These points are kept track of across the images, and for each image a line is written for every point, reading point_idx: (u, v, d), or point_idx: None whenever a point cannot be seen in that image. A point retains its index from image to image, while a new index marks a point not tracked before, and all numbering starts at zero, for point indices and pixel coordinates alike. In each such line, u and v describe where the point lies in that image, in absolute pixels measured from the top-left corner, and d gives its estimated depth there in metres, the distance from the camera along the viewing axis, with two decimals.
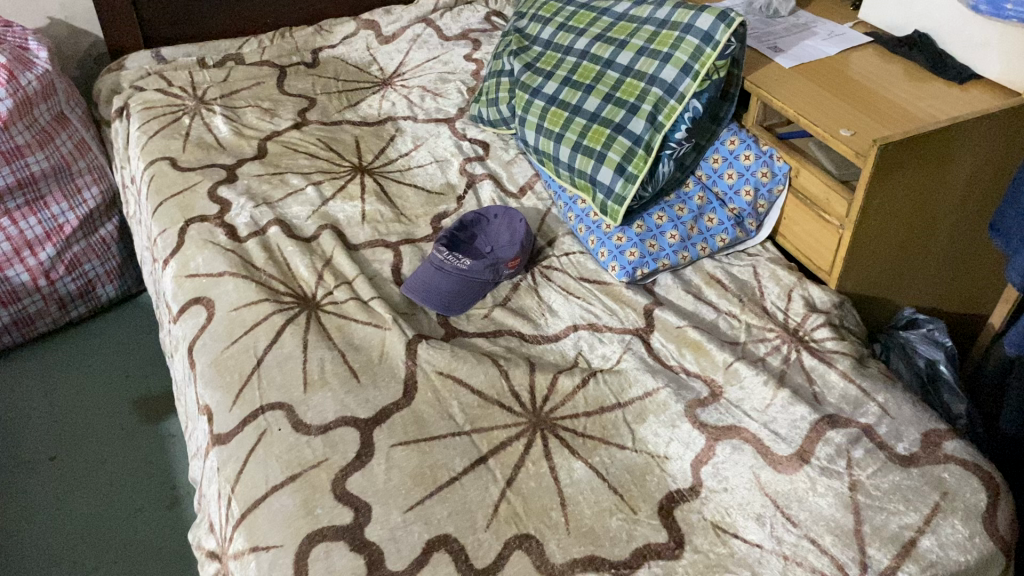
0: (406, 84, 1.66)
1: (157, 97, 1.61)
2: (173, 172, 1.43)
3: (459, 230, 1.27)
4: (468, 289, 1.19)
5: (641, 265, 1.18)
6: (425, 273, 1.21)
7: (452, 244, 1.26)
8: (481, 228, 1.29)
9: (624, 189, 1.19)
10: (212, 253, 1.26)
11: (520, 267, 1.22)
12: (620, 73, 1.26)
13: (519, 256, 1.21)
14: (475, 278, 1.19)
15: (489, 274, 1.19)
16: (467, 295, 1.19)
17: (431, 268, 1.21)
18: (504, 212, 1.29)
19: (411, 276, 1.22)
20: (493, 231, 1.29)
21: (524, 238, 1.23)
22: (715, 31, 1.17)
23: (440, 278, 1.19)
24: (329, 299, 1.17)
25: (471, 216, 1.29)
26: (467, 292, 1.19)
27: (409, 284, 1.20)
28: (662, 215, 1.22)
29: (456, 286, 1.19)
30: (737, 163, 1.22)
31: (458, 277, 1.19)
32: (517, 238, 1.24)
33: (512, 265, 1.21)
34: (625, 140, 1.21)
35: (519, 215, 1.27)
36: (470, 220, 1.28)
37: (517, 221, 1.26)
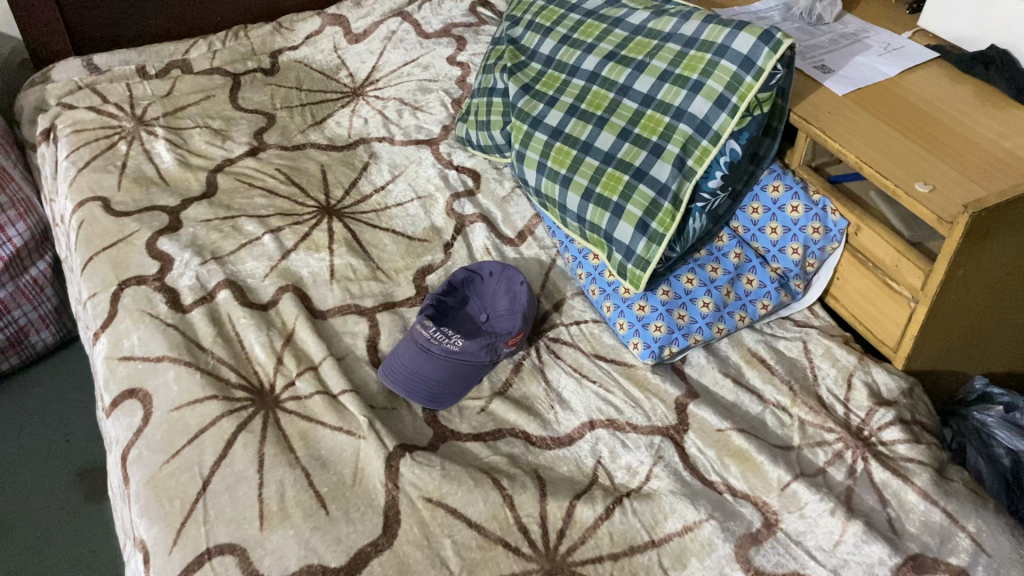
0: (380, 95, 1.43)
1: (89, 117, 1.37)
2: (105, 217, 1.20)
3: (447, 294, 1.06)
4: (460, 375, 0.98)
5: (669, 343, 0.98)
6: (406, 354, 0.99)
7: (440, 312, 1.04)
8: (473, 289, 1.08)
9: (647, 250, 0.98)
10: (149, 330, 1.04)
11: (523, 342, 1.01)
12: (638, 102, 1.04)
13: (521, 331, 1.00)
14: (468, 361, 0.98)
15: (485, 355, 0.98)
16: (460, 383, 0.98)
17: (415, 348, 0.99)
18: (500, 268, 1.07)
19: (390, 357, 1.01)
20: (488, 292, 1.07)
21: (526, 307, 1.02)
22: (757, 56, 0.96)
23: (425, 363, 0.98)
24: (290, 393, 0.97)
25: (461, 274, 1.07)
26: (459, 378, 0.98)
27: (388, 370, 0.99)
28: (692, 277, 1.02)
29: (445, 372, 0.97)
30: (781, 215, 1.02)
31: (448, 361, 0.98)
32: (518, 306, 1.03)
33: (513, 342, 0.99)
34: (647, 189, 0.99)
35: (519, 273, 1.06)
36: (459, 281, 1.07)
37: (517, 283, 1.05)
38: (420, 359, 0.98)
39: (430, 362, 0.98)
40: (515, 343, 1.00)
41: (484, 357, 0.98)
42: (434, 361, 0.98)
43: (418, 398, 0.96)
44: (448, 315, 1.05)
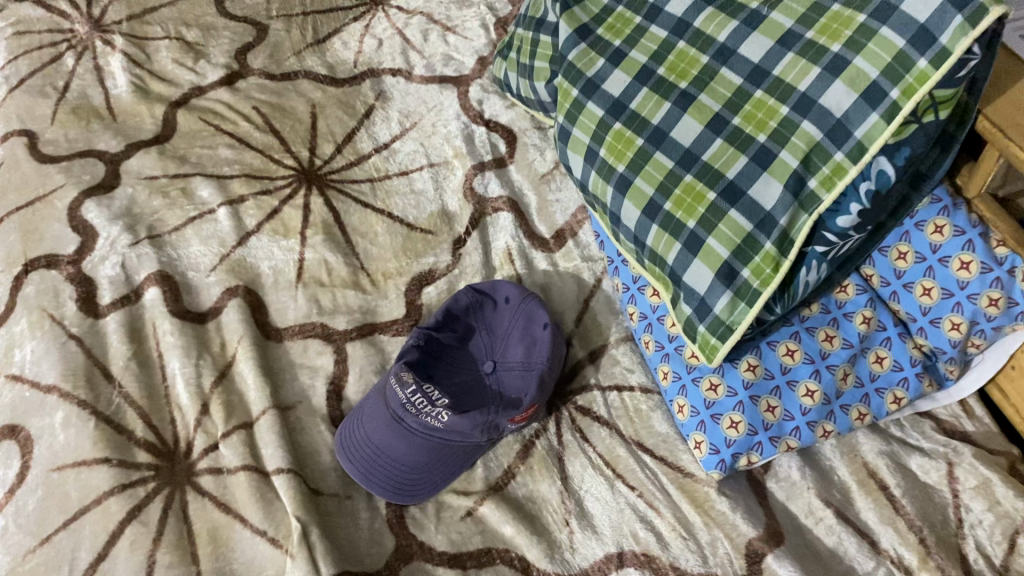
0: (405, 4, 1.08)
1: (34, 14, 1.07)
2: (28, 161, 0.91)
3: (441, 327, 0.76)
4: (443, 458, 0.70)
5: (748, 449, 0.67)
6: (369, 419, 0.71)
7: (428, 354, 0.75)
8: (480, 319, 0.78)
9: (729, 311, 0.66)
10: (46, 341, 0.77)
11: (538, 411, 0.72)
12: (744, 77, 0.68)
13: (534, 405, 0.70)
14: (455, 441, 0.69)
15: (479, 434, 0.69)
16: (442, 467, 0.70)
17: (385, 413, 0.71)
18: (519, 297, 0.76)
19: (351, 416, 0.74)
20: (500, 329, 0.78)
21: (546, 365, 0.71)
22: (941, 27, 0.60)
23: (394, 439, 0.69)
24: (209, 462, 0.71)
25: (463, 300, 0.77)
26: (441, 462, 0.70)
27: (345, 439, 0.72)
28: (793, 348, 0.69)
29: (420, 454, 0.69)
30: (941, 271, 0.67)
31: (428, 440, 0.69)
32: (538, 359, 0.73)
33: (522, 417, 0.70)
34: (739, 216, 0.66)
35: (544, 308, 0.75)
36: (461, 308, 0.77)
37: (539, 324, 0.74)
38: (387, 432, 0.69)
39: (401, 438, 0.69)
40: (526, 417, 0.70)
41: (478, 437, 0.69)
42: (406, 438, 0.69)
43: (381, 487, 0.70)
44: (439, 358, 0.76)
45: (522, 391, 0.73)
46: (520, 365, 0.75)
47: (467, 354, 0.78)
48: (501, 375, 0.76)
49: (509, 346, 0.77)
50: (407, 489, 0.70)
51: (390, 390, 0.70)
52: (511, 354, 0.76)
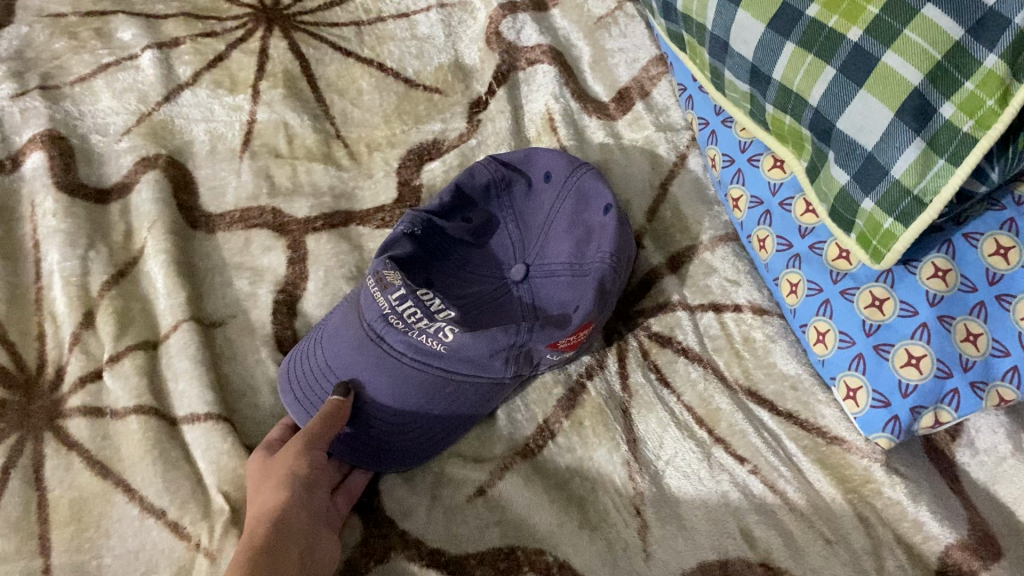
0: None
1: None
2: None
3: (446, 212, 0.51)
4: (440, 404, 0.44)
5: (936, 402, 0.42)
6: (329, 342, 0.45)
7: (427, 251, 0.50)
8: (506, 208, 0.53)
9: (917, 175, 0.40)
10: None
11: (593, 336, 0.47)
12: None
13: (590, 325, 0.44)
14: (463, 377, 0.44)
15: (502, 367, 0.44)
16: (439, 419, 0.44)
17: (354, 332, 0.44)
18: (566, 168, 0.50)
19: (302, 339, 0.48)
20: (537, 222, 0.52)
21: (608, 262, 0.46)
22: None
23: (364, 371, 0.43)
24: (86, 399, 0.46)
25: (480, 174, 0.51)
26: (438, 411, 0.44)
27: (289, 371, 0.46)
28: (1006, 244, 0.43)
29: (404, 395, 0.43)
30: None
31: (421, 374, 0.43)
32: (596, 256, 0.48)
33: (570, 343, 0.44)
34: (941, 15, 0.39)
35: (604, 182, 0.50)
36: (475, 187, 0.51)
37: (597, 207, 0.49)
38: (353, 361, 0.44)
39: (374, 371, 0.43)
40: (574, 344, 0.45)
41: (501, 371, 0.44)
42: (383, 371, 0.43)
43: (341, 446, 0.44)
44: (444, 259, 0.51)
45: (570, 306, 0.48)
46: (569, 269, 0.49)
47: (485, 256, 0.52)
48: (538, 285, 0.50)
49: (549, 244, 0.51)
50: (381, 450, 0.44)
51: (363, 294, 0.45)
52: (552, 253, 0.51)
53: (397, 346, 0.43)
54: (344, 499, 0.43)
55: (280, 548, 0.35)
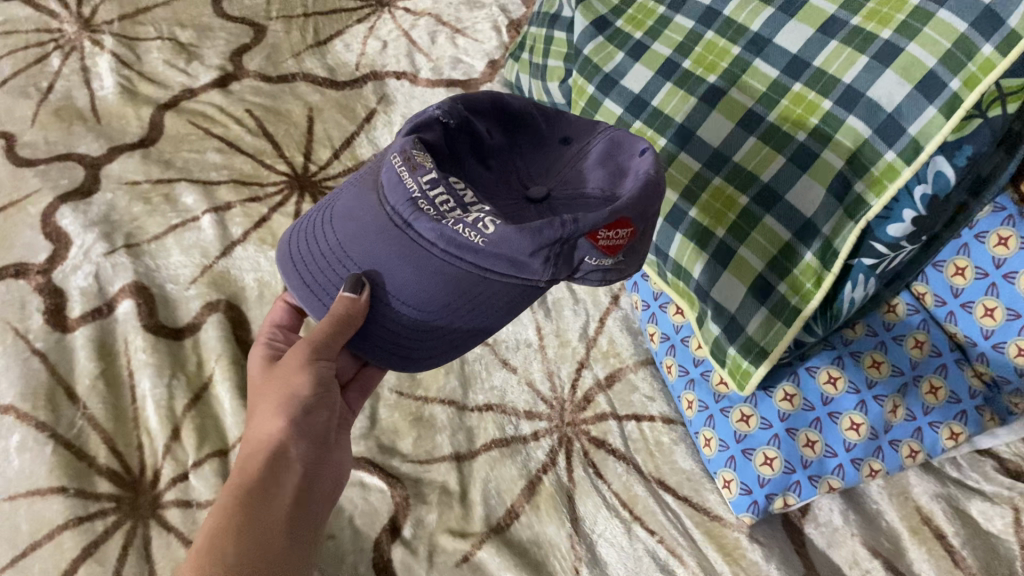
0: (413, 6, 1.01)
1: (23, 14, 1.03)
2: (5, 167, 0.86)
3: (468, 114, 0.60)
4: (470, 301, 0.53)
5: (783, 490, 0.59)
6: (362, 227, 0.55)
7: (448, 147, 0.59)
8: (528, 146, 0.63)
9: (764, 331, 0.59)
10: (8, 357, 0.70)
11: (636, 244, 0.54)
12: (781, 69, 0.61)
13: (626, 223, 0.51)
14: (498, 269, 0.51)
15: (540, 268, 0.50)
16: (470, 311, 0.53)
17: (389, 223, 0.53)
18: (588, 134, 0.61)
19: (330, 220, 0.58)
20: (561, 158, 0.62)
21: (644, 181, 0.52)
22: (1010, 9, 0.53)
23: (398, 256, 0.53)
24: (178, 494, 0.64)
25: (512, 104, 0.62)
26: (469, 299, 0.53)
27: (323, 254, 0.56)
28: (836, 375, 0.62)
29: (438, 292, 0.53)
30: (1006, 288, 0.59)
31: (453, 263, 0.52)
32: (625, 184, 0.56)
33: (606, 241, 0.51)
34: (776, 223, 0.58)
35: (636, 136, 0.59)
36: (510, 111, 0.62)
37: (630, 149, 0.58)
38: (389, 245, 0.53)
39: (406, 256, 0.52)
40: (610, 244, 0.51)
41: (536, 270, 0.50)
42: (413, 252, 0.52)
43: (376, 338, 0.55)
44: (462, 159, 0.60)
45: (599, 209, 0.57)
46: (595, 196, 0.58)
47: (506, 161, 0.62)
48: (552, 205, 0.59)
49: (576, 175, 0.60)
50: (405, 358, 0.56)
51: (393, 174, 0.54)
52: (577, 177, 0.60)
53: (430, 233, 0.51)
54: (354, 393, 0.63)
55: (285, 462, 0.50)
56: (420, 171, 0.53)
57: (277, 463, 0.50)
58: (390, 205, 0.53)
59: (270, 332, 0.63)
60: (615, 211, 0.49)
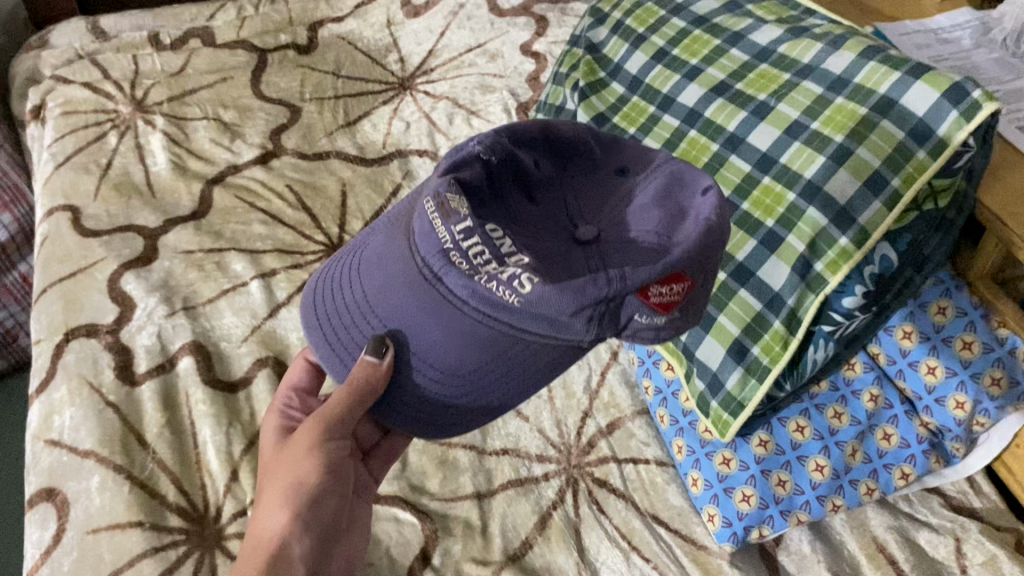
0: (432, 90, 1.15)
1: (82, 95, 1.15)
2: (73, 236, 0.97)
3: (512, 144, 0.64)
4: (504, 358, 0.55)
5: (759, 523, 0.70)
6: (393, 277, 0.57)
7: (489, 181, 0.61)
8: (569, 183, 0.66)
9: (741, 387, 0.69)
10: (86, 407, 0.81)
11: (688, 296, 0.56)
12: (752, 164, 0.72)
13: (681, 275, 0.53)
14: (533, 331, 0.53)
15: (583, 327, 0.52)
16: (503, 369, 0.56)
17: (422, 278, 0.55)
18: (643, 164, 0.66)
19: (362, 270, 0.61)
20: (610, 199, 0.65)
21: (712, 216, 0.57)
22: (938, 121, 0.65)
23: (430, 312, 0.55)
24: (239, 528, 0.74)
25: (565, 129, 0.66)
26: (500, 358, 0.55)
27: (355, 308, 0.59)
28: (803, 424, 0.72)
29: (471, 352, 0.55)
30: (944, 351, 0.70)
31: (486, 321, 0.54)
32: (686, 225, 0.58)
33: (656, 297, 0.53)
34: (749, 295, 0.69)
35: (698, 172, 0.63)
36: (560, 137, 0.66)
37: (692, 190, 0.61)
38: (419, 299, 0.55)
39: (439, 312, 0.55)
40: (660, 303, 0.54)
41: (577, 330, 0.52)
42: (440, 307, 0.55)
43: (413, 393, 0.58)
44: (508, 189, 0.63)
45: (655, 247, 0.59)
46: (651, 235, 0.60)
47: (552, 196, 0.66)
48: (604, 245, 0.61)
49: (631, 218, 0.63)
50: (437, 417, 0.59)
51: (425, 224, 0.56)
52: (625, 217, 0.63)
53: (463, 291, 0.53)
54: (369, 473, 0.70)
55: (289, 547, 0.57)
56: (452, 218, 0.55)
57: (281, 550, 0.56)
58: (422, 258, 0.56)
59: (286, 396, 0.69)
60: (665, 268, 0.52)
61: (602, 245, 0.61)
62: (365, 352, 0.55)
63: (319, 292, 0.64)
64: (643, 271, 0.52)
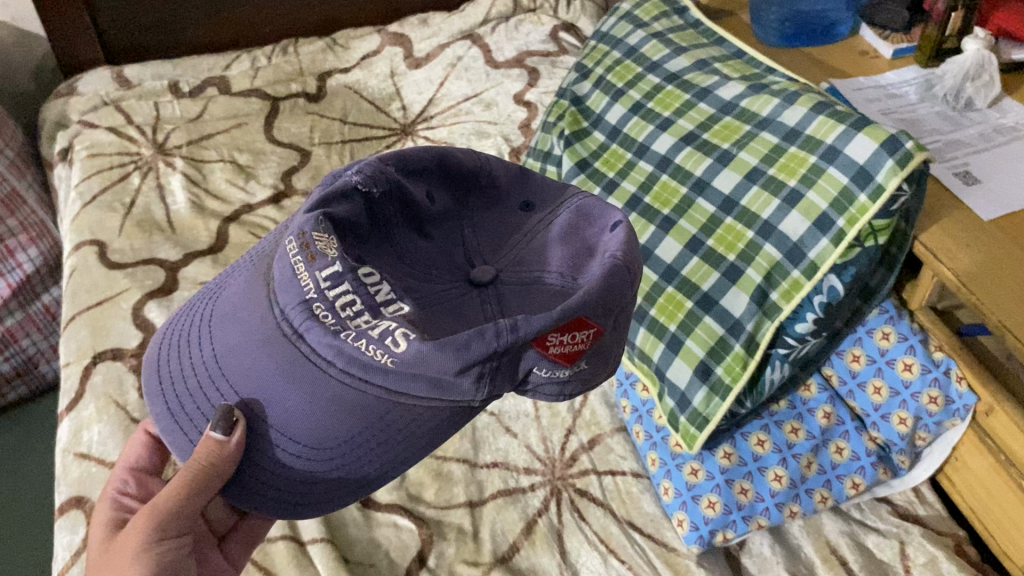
0: (431, 136, 1.24)
1: (107, 139, 1.24)
2: (99, 268, 1.05)
3: (401, 173, 0.67)
4: (380, 420, 0.55)
5: (723, 527, 0.77)
6: (247, 337, 0.57)
7: (370, 215, 0.64)
8: (469, 216, 0.72)
9: (706, 404, 0.77)
10: (113, 423, 0.88)
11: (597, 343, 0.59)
12: (716, 206, 0.81)
13: (585, 323, 0.56)
14: (407, 391, 0.54)
15: (471, 386, 0.53)
16: (380, 433, 0.55)
17: (281, 334, 0.55)
18: (546, 199, 0.72)
19: (214, 329, 0.60)
20: (510, 236, 0.70)
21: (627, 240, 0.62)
22: (877, 168, 0.71)
23: (291, 375, 0.54)
24: None
25: (466, 160, 0.70)
26: (366, 426, 0.55)
27: (208, 370, 0.58)
28: (763, 438, 0.80)
29: (341, 415, 0.54)
30: (889, 372, 0.78)
31: (349, 383, 0.53)
32: (592, 264, 0.64)
33: (555, 348, 0.56)
34: (713, 322, 0.78)
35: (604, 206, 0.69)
36: (457, 168, 0.70)
37: (599, 225, 0.67)
38: (278, 359, 0.54)
39: (299, 375, 0.54)
40: (561, 352, 0.56)
41: (461, 386, 0.53)
42: (303, 366, 0.54)
43: (279, 463, 0.56)
44: (397, 222, 0.67)
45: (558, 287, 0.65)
46: (557, 275, 0.66)
47: (452, 229, 0.71)
48: (502, 289, 0.67)
49: (533, 257, 0.69)
50: (307, 489, 0.57)
51: (285, 278, 0.56)
52: (529, 258, 0.69)
53: (328, 349, 0.53)
54: (223, 556, 0.68)
55: None
56: (317, 263, 0.56)
57: None
58: (282, 313, 0.55)
59: (124, 477, 0.69)
60: (560, 316, 0.54)
61: (500, 287, 0.67)
62: (211, 429, 0.54)
63: (164, 356, 0.62)
64: (537, 320, 0.54)
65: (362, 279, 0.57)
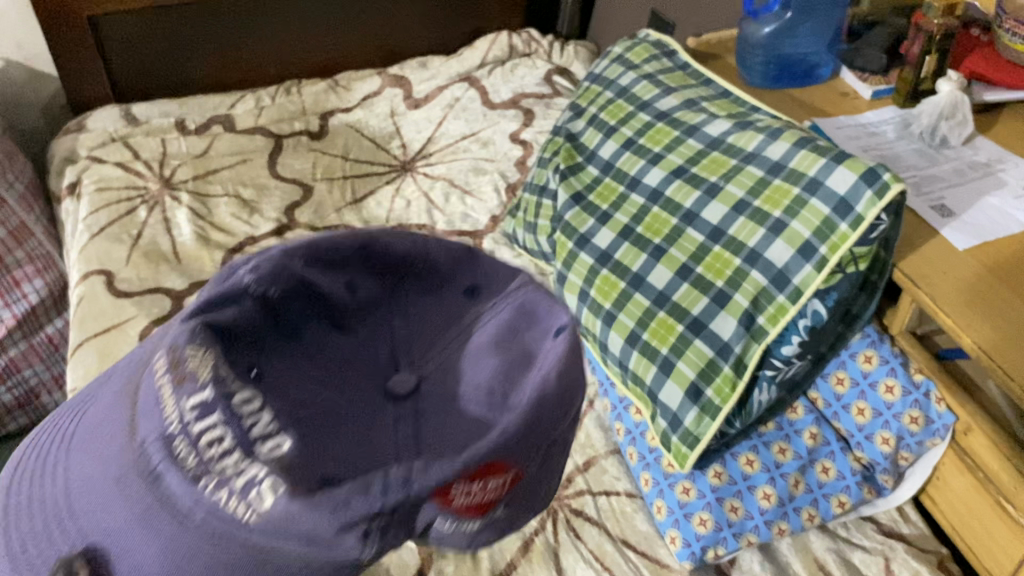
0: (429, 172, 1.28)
1: (114, 174, 1.28)
2: (106, 296, 1.08)
3: (312, 259, 0.56)
4: None
5: (714, 544, 0.79)
6: (105, 472, 0.49)
7: (270, 318, 0.54)
8: (395, 304, 0.60)
9: (697, 424, 0.80)
10: None
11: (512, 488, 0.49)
12: (705, 235, 0.85)
13: (505, 463, 0.47)
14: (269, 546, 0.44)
15: (354, 546, 0.43)
16: None
17: (138, 472, 0.47)
18: (495, 287, 0.60)
19: (70, 460, 0.53)
20: (447, 332, 0.59)
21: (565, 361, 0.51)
22: (856, 199, 0.76)
23: (143, 522, 0.46)
24: None
25: (397, 246, 0.59)
26: None
27: (55, 512, 0.51)
28: (753, 458, 0.83)
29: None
30: (871, 394, 0.82)
31: (204, 531, 0.45)
32: (528, 381, 0.52)
33: (464, 505, 0.46)
34: (704, 345, 0.81)
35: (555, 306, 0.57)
36: (387, 256, 0.59)
37: (550, 329, 0.55)
38: (131, 503, 0.47)
39: (152, 523, 0.46)
40: (475, 506, 0.47)
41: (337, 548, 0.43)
42: (159, 510, 0.46)
43: None
44: (299, 325, 0.55)
45: (490, 402, 0.53)
46: (484, 392, 0.54)
47: (379, 320, 0.59)
48: (422, 406, 0.54)
49: (468, 367, 0.56)
50: None
51: (153, 399, 0.48)
52: (458, 365, 0.57)
53: (186, 492, 0.45)
54: None
55: None
56: (184, 388, 0.46)
57: None
58: (142, 447, 0.47)
59: None
60: (467, 462, 0.45)
61: (420, 401, 0.54)
62: None
63: (25, 482, 0.55)
64: (438, 468, 0.45)
65: (236, 408, 0.46)
